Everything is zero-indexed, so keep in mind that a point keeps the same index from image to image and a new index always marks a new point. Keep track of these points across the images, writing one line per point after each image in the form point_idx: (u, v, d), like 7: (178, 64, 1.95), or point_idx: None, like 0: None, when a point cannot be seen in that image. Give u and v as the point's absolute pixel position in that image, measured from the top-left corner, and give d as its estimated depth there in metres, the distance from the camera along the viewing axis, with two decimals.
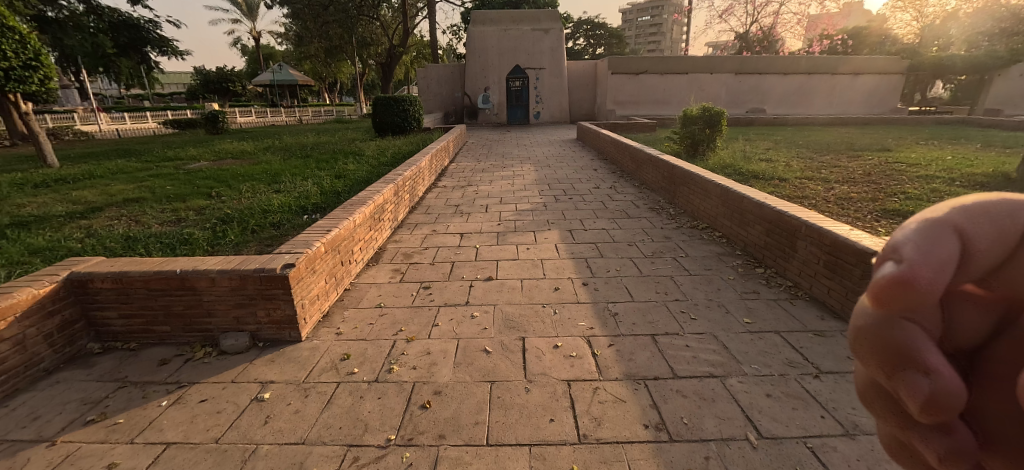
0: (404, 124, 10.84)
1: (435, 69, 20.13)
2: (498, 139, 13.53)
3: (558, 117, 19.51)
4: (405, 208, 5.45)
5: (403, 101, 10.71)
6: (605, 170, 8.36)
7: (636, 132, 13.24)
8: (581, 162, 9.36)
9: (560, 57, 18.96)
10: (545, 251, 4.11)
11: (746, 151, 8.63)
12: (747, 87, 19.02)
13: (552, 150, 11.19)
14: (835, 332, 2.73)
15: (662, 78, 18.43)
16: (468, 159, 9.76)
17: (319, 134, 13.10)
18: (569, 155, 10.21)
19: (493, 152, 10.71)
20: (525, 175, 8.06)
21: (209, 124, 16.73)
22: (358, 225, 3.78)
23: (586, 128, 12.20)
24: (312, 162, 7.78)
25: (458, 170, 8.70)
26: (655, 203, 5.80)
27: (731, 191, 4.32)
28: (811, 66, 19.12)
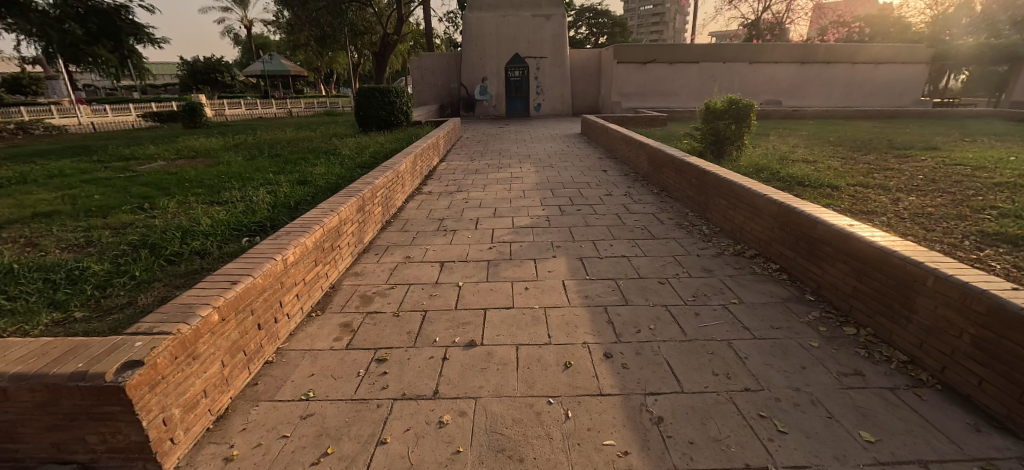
0: (389, 118, 9.74)
1: (430, 58, 18.93)
2: (495, 133, 12.41)
3: (560, 109, 18.35)
4: (375, 224, 4.40)
5: (388, 92, 9.60)
6: (616, 171, 7.27)
7: (646, 126, 12.16)
8: (588, 160, 8.27)
9: (562, 45, 17.75)
10: (549, 294, 3.07)
11: (776, 150, 7.57)
12: (761, 77, 17.81)
13: (554, 146, 10.10)
14: (1014, 463, 1.70)
15: (671, 67, 17.23)
16: (460, 158, 8.70)
17: (299, 129, 12.00)
18: (574, 152, 9.11)
19: (489, 149, 9.65)
20: (523, 177, 6.98)
21: (187, 118, 15.64)
22: (293, 264, 2.74)
23: (591, 121, 11.06)
24: (278, 164, 6.71)
25: (448, 171, 7.63)
26: (682, 218, 4.73)
27: (794, 210, 3.25)
28: (831, 55, 17.88)
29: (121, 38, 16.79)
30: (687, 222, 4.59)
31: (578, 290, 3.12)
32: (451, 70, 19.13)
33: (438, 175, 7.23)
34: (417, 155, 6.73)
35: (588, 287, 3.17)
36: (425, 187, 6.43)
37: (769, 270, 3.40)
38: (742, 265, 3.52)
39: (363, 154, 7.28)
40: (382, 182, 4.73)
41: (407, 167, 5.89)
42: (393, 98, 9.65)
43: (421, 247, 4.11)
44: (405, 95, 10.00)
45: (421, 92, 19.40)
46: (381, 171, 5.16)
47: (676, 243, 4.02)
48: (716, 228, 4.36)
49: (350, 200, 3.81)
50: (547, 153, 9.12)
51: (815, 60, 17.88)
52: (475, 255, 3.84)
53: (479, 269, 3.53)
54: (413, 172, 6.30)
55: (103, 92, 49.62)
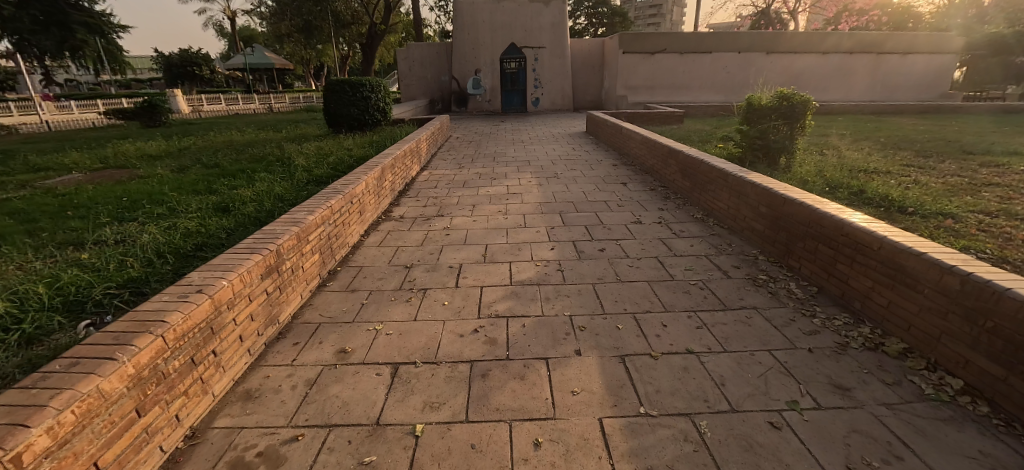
0: (361, 116, 8.20)
1: (418, 49, 17.36)
2: (489, 132, 10.88)
3: (560, 104, 16.85)
4: (303, 284, 2.92)
5: (361, 86, 8.06)
6: (638, 184, 5.81)
7: (660, 124, 10.70)
8: (601, 166, 6.80)
9: (562, 34, 16.23)
10: (581, 464, 1.63)
11: (833, 155, 6.16)
12: (779, 69, 16.29)
13: (558, 147, 8.62)
14: None
15: (681, 57, 15.70)
16: (445, 166, 7.19)
17: (263, 127, 10.39)
18: (581, 156, 7.61)
19: (480, 153, 8.13)
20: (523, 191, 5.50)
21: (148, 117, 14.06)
22: (58, 442, 1.27)
23: (598, 118, 9.57)
24: (207, 179, 5.20)
25: (429, 184, 6.12)
26: (755, 266, 3.30)
27: (995, 291, 1.83)
28: (855, 44, 16.42)
29: (71, 27, 15.50)
30: (762, 273, 3.17)
31: (632, 453, 1.68)
32: (442, 61, 17.55)
33: (417, 191, 5.72)
34: (388, 165, 5.18)
35: (650, 445, 1.72)
36: (394, 210, 4.93)
37: (950, 396, 1.97)
38: (896, 378, 2.11)
39: (322, 163, 5.80)
40: (320, 215, 3.23)
41: (369, 185, 4.40)
42: (367, 94, 8.12)
43: (370, 326, 2.64)
44: (382, 90, 8.49)
45: (409, 86, 17.83)
46: (323, 194, 3.66)
47: (763, 319, 2.59)
48: (814, 287, 2.95)
49: (247, 261, 2.33)
50: (549, 157, 7.63)
51: (838, 50, 16.40)
52: (451, 347, 2.38)
53: (455, 385, 2.08)
54: (380, 191, 4.80)
55: (83, 86, 47.68)
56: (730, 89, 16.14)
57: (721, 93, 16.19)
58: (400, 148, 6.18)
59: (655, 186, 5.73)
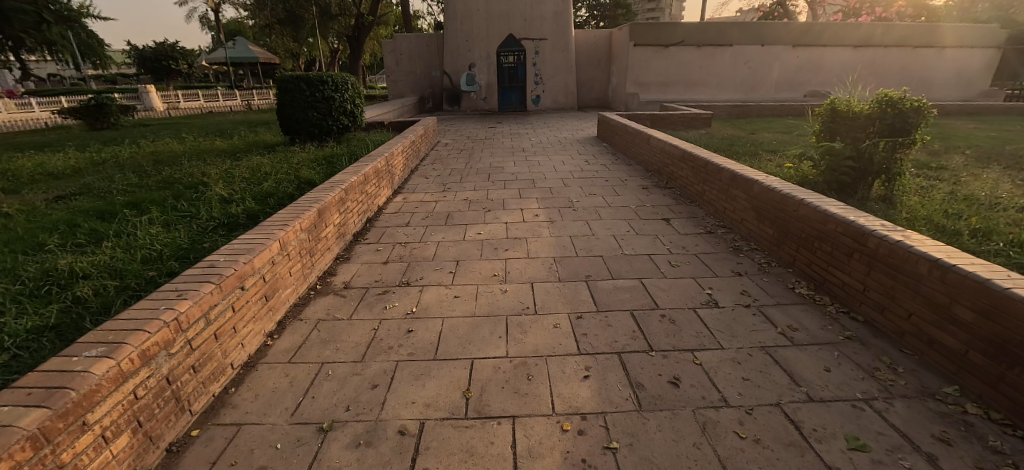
0: (320, 121, 6.44)
1: (405, 41, 15.64)
2: (483, 138, 9.24)
3: (563, 102, 15.24)
4: None
5: (320, 84, 6.36)
6: (686, 221, 4.14)
7: (684, 128, 9.09)
8: (627, 185, 5.39)
9: (565, 24, 14.60)
10: None
11: (937, 180, 4.62)
12: (806, 64, 14.66)
13: (566, 158, 7.06)
14: None
15: (699, 51, 14.05)
16: (425, 188, 5.57)
17: (216, 133, 8.70)
18: (598, 171, 6.08)
19: (472, 168, 6.51)
20: (530, 233, 3.90)
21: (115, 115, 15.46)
22: None
23: (613, 120, 7.96)
24: (72, 221, 3.61)
25: (402, 217, 4.47)
26: (984, 442, 1.70)
27: None
28: (887, 37, 14.81)
29: None
30: None
31: None
32: (432, 54, 15.79)
33: (382, 232, 4.05)
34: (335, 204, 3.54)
35: None
36: (338, 272, 3.28)
37: None
38: None
39: (248, 193, 4.18)
40: (148, 368, 1.66)
41: (291, 251, 2.76)
42: (328, 93, 6.37)
43: None
44: (349, 89, 6.77)
45: (396, 82, 16.06)
46: (181, 281, 2.06)
47: None
48: None
49: None
50: (559, 174, 6.00)
51: (870, 44, 14.77)
52: None
53: None
54: (317, 249, 3.15)
55: (57, 79, 45.11)
56: (752, 86, 14.50)
57: (741, 90, 14.55)
58: (357, 165, 4.50)
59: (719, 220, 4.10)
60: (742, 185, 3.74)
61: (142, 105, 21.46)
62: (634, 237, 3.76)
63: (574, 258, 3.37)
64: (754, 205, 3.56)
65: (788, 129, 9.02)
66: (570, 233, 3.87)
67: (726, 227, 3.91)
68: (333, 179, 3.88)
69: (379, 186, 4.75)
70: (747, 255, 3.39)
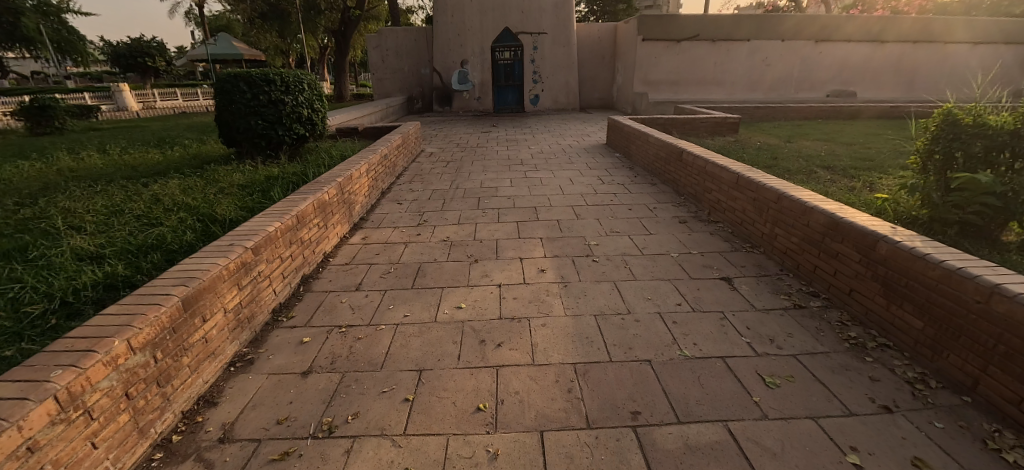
0: (264, 132, 5.06)
1: (392, 35, 14.27)
2: (474, 146, 7.92)
3: (563, 102, 13.96)
4: None
5: (264, 84, 4.98)
6: (762, 283, 2.90)
7: (707, 134, 7.80)
8: (659, 216, 4.11)
9: (566, 17, 13.31)
10: None
11: None
12: (830, 61, 13.28)
13: (574, 174, 5.78)
14: None
15: (714, 46, 12.68)
16: (394, 219, 4.29)
17: (160, 141, 7.33)
18: (617, 194, 4.81)
19: (458, 187, 5.24)
20: (534, 306, 2.63)
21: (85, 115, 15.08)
22: None
23: (629, 127, 6.66)
24: None
25: (351, 273, 3.17)
26: None
27: None
28: (919, 31, 13.33)
29: None
30: None
31: None
32: (421, 50, 14.43)
33: (317, 304, 2.77)
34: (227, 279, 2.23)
35: None
36: (220, 401, 1.99)
37: None
38: None
39: (131, 245, 2.91)
40: None
41: (94, 402, 1.46)
42: (274, 96, 4.99)
43: None
44: (307, 91, 5.35)
45: (381, 80, 14.69)
46: None
47: None
48: None
49: None
50: (567, 198, 4.72)
51: (899, 39, 13.35)
52: None
53: None
54: (175, 369, 1.86)
55: (34, 74, 43.09)
56: (770, 85, 13.18)
57: (759, 90, 13.23)
58: (288, 200, 3.19)
59: (805, 280, 2.88)
60: (850, 238, 2.50)
61: (114, 106, 20.05)
62: (693, 318, 2.49)
63: (607, 367, 2.10)
64: (877, 272, 2.34)
65: (827, 136, 7.75)
66: (593, 308, 2.60)
67: (822, 297, 2.69)
68: (238, 229, 2.58)
69: (323, 227, 3.43)
70: (878, 359, 2.16)
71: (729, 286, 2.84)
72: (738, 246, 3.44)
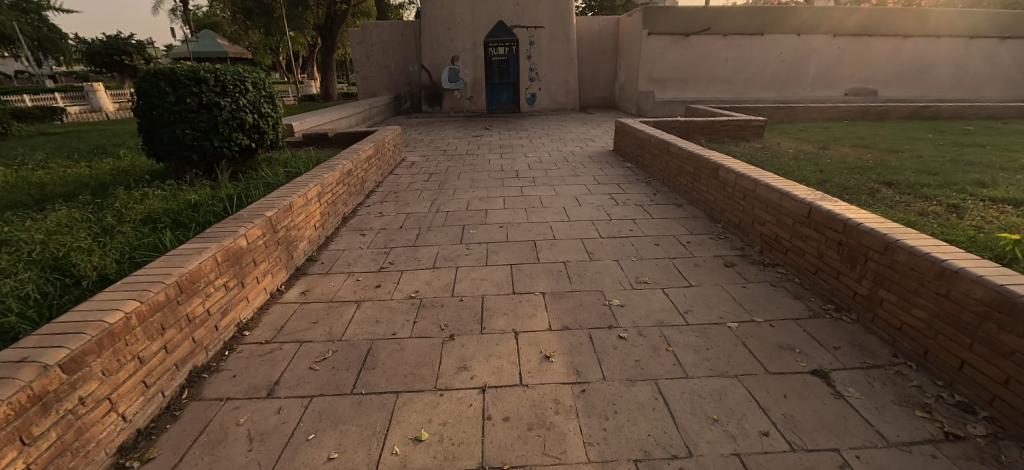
0: (194, 144, 4.03)
1: (377, 29, 13.21)
2: (463, 153, 6.92)
3: (561, 102, 12.98)
4: None
5: (192, 83, 3.92)
6: (880, 384, 1.93)
7: (729, 139, 6.81)
8: (697, 256, 3.14)
9: (565, 10, 12.31)
10: None
11: None
12: (848, 57, 12.30)
13: (580, 191, 4.81)
14: None
15: (725, 41, 11.66)
16: (351, 259, 3.29)
17: (95, 150, 6.27)
18: (637, 221, 3.83)
19: (439, 209, 4.26)
20: (537, 438, 1.65)
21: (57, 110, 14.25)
22: None
23: (642, 133, 5.68)
24: None
25: (267, 359, 2.18)
26: None
27: None
28: (942, 25, 12.38)
29: None
30: None
31: None
32: (408, 46, 13.36)
33: (199, 429, 1.77)
34: None
35: None
36: None
37: None
38: None
39: None
40: None
41: None
42: (205, 98, 3.93)
43: None
44: (251, 90, 4.29)
45: (367, 78, 13.64)
46: None
47: None
48: None
49: None
50: (574, 226, 3.74)
51: (921, 33, 12.39)
52: None
53: None
54: None
55: (16, 73, 41.69)
56: (784, 83, 12.21)
57: (772, 88, 12.25)
58: (173, 255, 2.18)
59: (950, 382, 1.90)
60: None
61: (88, 106, 18.89)
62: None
63: None
64: None
65: (865, 141, 6.76)
66: (630, 444, 1.61)
67: (980, 416, 1.74)
68: (50, 324, 1.57)
69: (237, 287, 2.42)
70: None
71: (830, 392, 1.87)
72: (814, 307, 2.50)
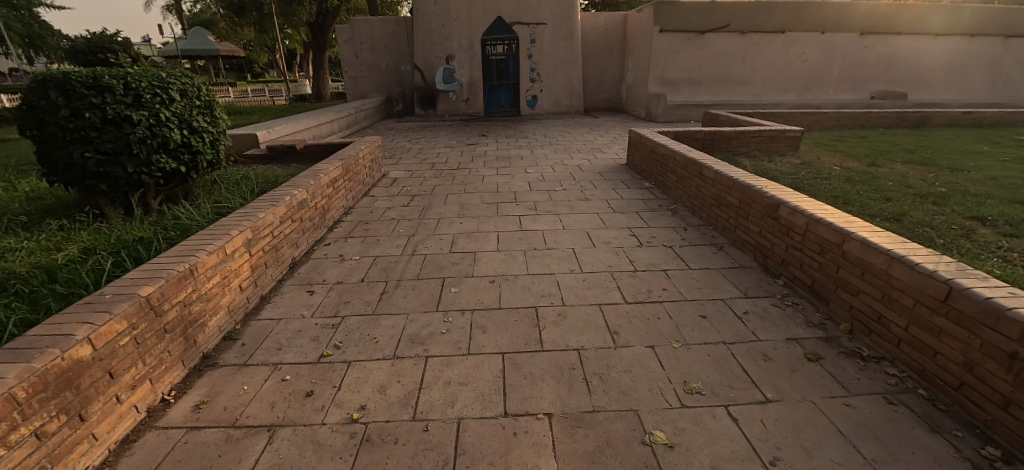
0: (101, 171, 3.16)
1: (366, 25, 12.28)
2: (454, 167, 6.03)
3: (565, 104, 12.07)
4: None
5: (92, 92, 3.03)
6: None
7: (761, 152, 5.90)
8: (765, 341, 2.24)
9: (569, 6, 11.39)
10: None
11: None
12: (875, 57, 11.36)
13: (591, 221, 3.92)
14: None
15: (743, 39, 10.73)
16: (284, 337, 2.39)
17: (25, 166, 5.39)
18: (669, 274, 2.93)
19: (414, 250, 3.37)
20: None
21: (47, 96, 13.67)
22: None
23: (662, 148, 4.79)
24: None
25: None
26: None
27: None
28: (977, 22, 11.43)
29: None
30: None
31: None
32: (400, 43, 12.42)
33: None
34: None
35: None
36: None
37: None
38: None
39: None
40: None
41: None
42: (110, 112, 3.04)
43: None
44: (179, 99, 3.39)
45: (356, 78, 12.74)
46: None
47: None
48: None
49: None
50: (588, 281, 2.83)
51: (954, 33, 11.46)
52: None
53: None
54: None
55: None
56: (806, 84, 11.29)
57: (793, 90, 11.32)
58: None
59: None
60: None
61: None
62: None
63: None
64: None
65: (918, 156, 5.86)
66: None
67: None
68: None
69: (65, 425, 1.51)
70: None
71: None
72: (970, 452, 1.61)
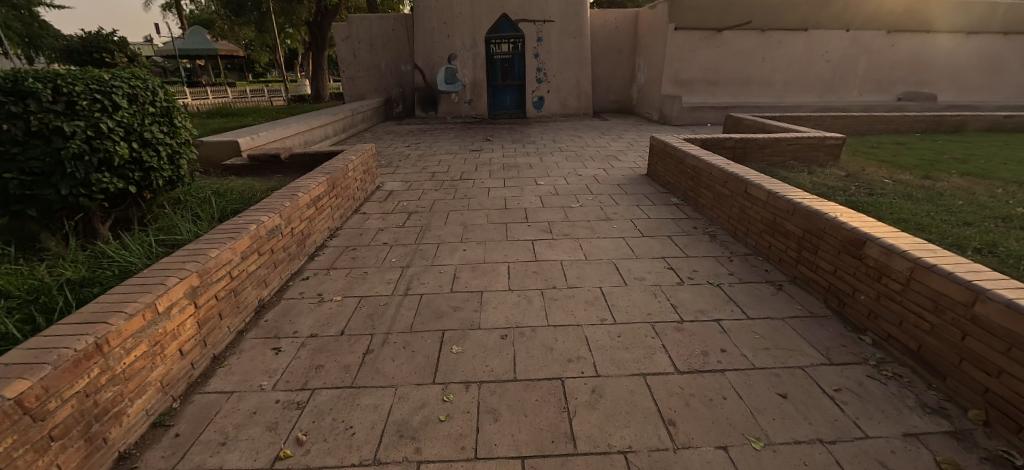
0: (28, 194, 2.60)
1: (365, 23, 11.71)
2: (457, 177, 5.45)
3: (573, 106, 11.48)
4: None
5: (11, 99, 2.46)
6: None
7: (797, 162, 5.31)
8: (878, 439, 1.65)
9: (578, 2, 10.80)
10: None
11: None
12: (903, 56, 10.73)
13: (617, 247, 3.33)
14: None
15: (763, 37, 10.12)
16: (231, 424, 1.81)
17: None
18: (726, 326, 2.34)
19: (408, 288, 2.79)
20: None
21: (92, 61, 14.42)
22: None
23: (692, 159, 4.20)
24: None
25: None
26: None
27: None
28: (1011, 20, 10.77)
29: None
30: None
31: None
32: (400, 41, 11.84)
33: None
34: None
35: None
36: None
37: None
38: None
39: None
40: None
41: None
42: (35, 122, 2.48)
43: None
44: (125, 106, 2.83)
45: (353, 79, 12.17)
46: None
47: None
48: None
49: None
50: (625, 338, 2.24)
51: (986, 30, 10.80)
52: None
53: None
54: None
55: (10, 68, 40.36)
56: (828, 86, 10.67)
57: (815, 91, 10.70)
58: None
59: None
60: None
61: None
62: None
63: None
64: None
65: (974, 167, 5.26)
66: None
67: None
68: None
69: None
70: None
71: None
72: None
